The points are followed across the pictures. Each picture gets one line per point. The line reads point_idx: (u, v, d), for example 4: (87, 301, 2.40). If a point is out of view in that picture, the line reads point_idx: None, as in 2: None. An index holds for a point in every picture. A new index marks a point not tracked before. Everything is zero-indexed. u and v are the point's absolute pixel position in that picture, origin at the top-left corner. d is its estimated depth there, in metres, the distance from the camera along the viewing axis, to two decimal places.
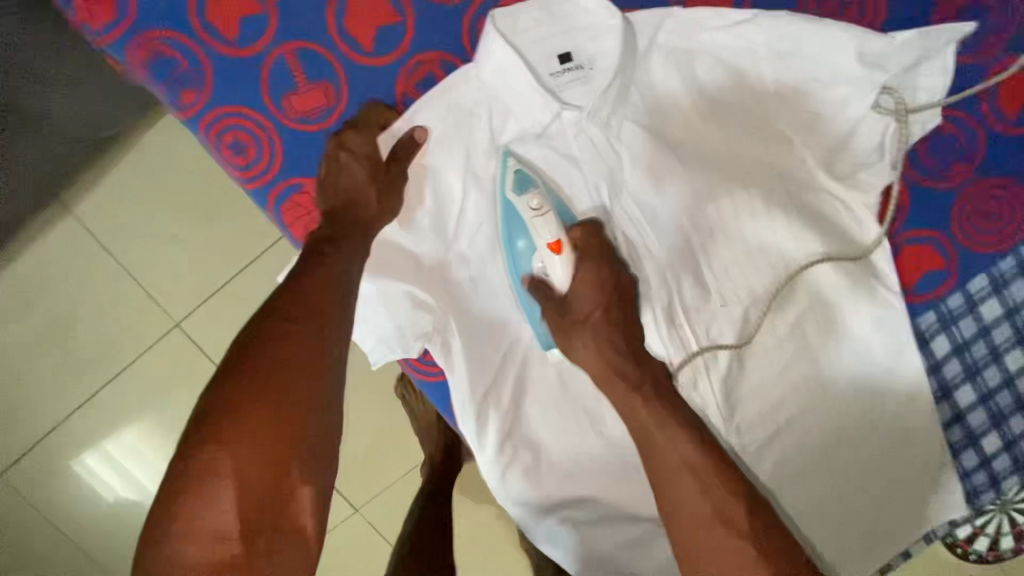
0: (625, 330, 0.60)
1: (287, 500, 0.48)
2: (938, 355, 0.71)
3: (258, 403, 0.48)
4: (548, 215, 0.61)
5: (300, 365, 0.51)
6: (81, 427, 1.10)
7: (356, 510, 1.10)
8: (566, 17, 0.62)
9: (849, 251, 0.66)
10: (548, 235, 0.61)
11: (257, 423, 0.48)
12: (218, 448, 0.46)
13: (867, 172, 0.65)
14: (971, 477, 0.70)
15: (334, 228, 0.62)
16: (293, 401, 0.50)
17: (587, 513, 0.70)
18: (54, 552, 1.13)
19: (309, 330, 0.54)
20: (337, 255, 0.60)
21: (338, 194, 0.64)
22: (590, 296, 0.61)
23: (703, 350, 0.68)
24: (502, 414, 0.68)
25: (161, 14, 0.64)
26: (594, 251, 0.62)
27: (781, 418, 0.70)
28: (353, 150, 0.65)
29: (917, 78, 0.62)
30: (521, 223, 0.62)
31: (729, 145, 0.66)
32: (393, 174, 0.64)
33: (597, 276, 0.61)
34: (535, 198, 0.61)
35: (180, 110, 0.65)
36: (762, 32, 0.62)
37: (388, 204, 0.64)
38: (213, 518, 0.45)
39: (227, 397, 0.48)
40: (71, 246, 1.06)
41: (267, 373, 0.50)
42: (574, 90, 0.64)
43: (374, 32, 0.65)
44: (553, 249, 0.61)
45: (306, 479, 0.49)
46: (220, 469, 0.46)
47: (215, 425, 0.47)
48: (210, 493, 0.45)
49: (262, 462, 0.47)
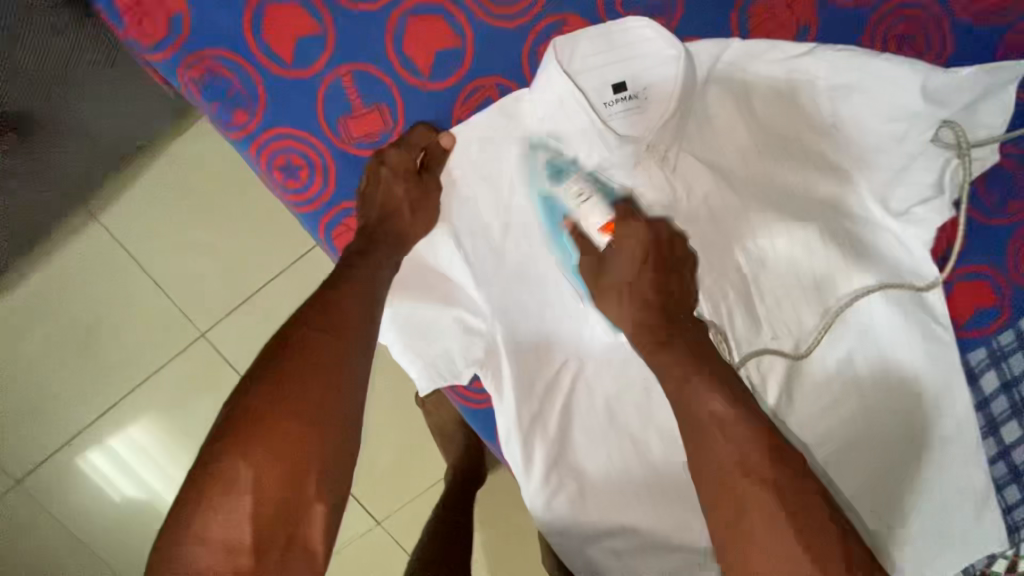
0: (661, 303, 0.57)
1: (300, 515, 0.47)
2: (986, 390, 0.69)
3: (284, 409, 0.48)
4: (591, 199, 0.61)
5: (325, 376, 0.51)
6: (102, 431, 1.07)
7: (378, 522, 1.08)
8: (624, 45, 0.61)
9: (914, 279, 0.63)
10: (598, 217, 0.60)
11: (283, 435, 0.47)
12: (240, 458, 0.46)
13: (924, 207, 0.61)
14: (1012, 512, 0.68)
15: (367, 241, 0.63)
16: (313, 406, 0.49)
17: (630, 542, 0.68)
18: (69, 561, 1.09)
19: (333, 342, 0.53)
20: (366, 269, 0.60)
21: (377, 208, 0.65)
22: (629, 271, 0.58)
23: (745, 360, 0.68)
24: (549, 442, 0.67)
25: (219, 35, 0.67)
26: (637, 227, 0.58)
27: (836, 446, 0.66)
28: (392, 165, 0.66)
29: (977, 114, 0.62)
30: (562, 210, 0.64)
31: (787, 175, 0.65)
32: (429, 187, 0.65)
33: (642, 251, 0.58)
34: (578, 186, 0.62)
35: (232, 129, 0.68)
36: (823, 65, 0.62)
37: (421, 218, 0.65)
38: (229, 527, 0.45)
39: (251, 401, 0.48)
40: (102, 253, 1.05)
41: (292, 381, 0.50)
42: (627, 119, 0.63)
43: (433, 57, 0.67)
44: (604, 232, 0.60)
45: (323, 494, 0.48)
46: (241, 480, 0.46)
47: (239, 432, 0.47)
48: (228, 501, 0.45)
49: (280, 476, 0.47)
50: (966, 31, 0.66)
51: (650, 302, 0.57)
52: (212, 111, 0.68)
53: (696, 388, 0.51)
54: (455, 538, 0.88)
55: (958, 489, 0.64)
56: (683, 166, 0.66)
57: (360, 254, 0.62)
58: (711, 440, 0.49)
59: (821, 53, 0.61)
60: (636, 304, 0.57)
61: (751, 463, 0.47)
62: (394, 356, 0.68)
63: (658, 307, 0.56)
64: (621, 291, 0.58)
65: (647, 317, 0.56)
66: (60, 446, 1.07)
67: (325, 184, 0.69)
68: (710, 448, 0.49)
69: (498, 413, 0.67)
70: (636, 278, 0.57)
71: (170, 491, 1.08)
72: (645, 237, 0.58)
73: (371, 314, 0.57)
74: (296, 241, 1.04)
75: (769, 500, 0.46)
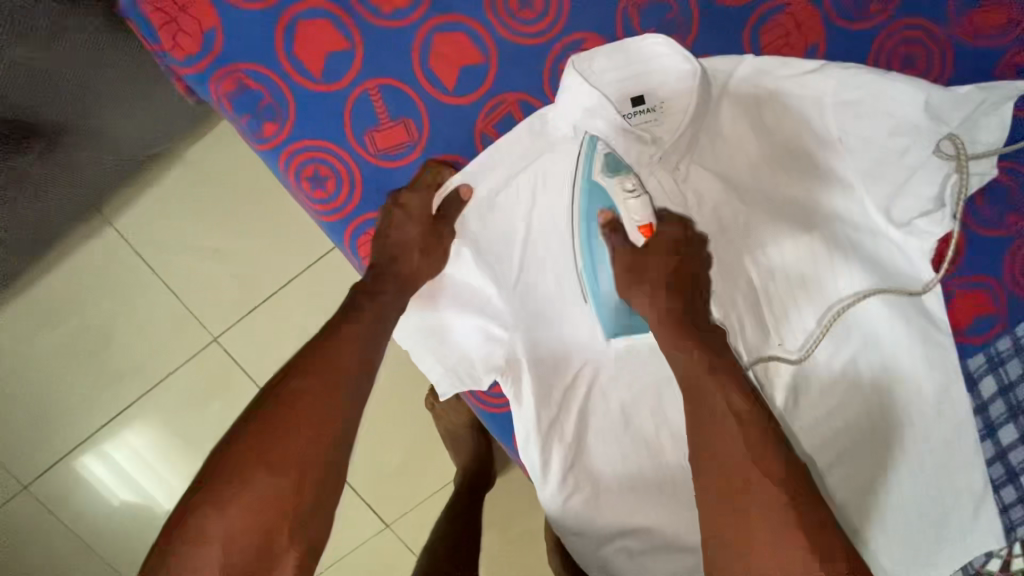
0: (687, 299, 0.63)
1: (267, 569, 0.51)
2: (984, 395, 0.72)
3: (273, 457, 0.53)
4: (641, 198, 0.60)
5: (308, 435, 0.55)
6: (114, 435, 1.08)
7: (387, 524, 1.10)
8: (640, 60, 0.62)
9: (910, 284, 0.67)
10: (639, 216, 0.61)
11: (258, 487, 0.52)
12: (215, 512, 0.50)
13: (924, 219, 0.64)
14: (1008, 511, 0.72)
15: (377, 277, 0.67)
16: (304, 453, 0.54)
17: (644, 542, 0.70)
18: (78, 563, 1.10)
19: (325, 403, 0.57)
20: (377, 305, 0.65)
21: (392, 248, 0.68)
22: (666, 266, 0.63)
23: (753, 363, 0.69)
24: (567, 447, 0.70)
25: (250, 50, 0.70)
26: (671, 230, 0.64)
27: (838, 450, 0.69)
28: (409, 209, 0.69)
29: (976, 129, 0.64)
30: (607, 201, 0.63)
31: (798, 189, 0.67)
32: (440, 233, 0.67)
33: (673, 251, 0.63)
34: (630, 180, 0.60)
35: (261, 140, 0.71)
36: (831, 81, 0.64)
37: (429, 261, 0.68)
38: (206, 561, 0.49)
39: (246, 443, 0.53)
40: (116, 258, 1.06)
41: (273, 437, 0.53)
42: (644, 131, 0.64)
43: (457, 73, 0.71)
44: (642, 231, 0.62)
45: (296, 544, 0.53)
46: (217, 522, 0.50)
47: (220, 487, 0.51)
48: (199, 553, 0.49)
49: (254, 525, 0.51)
50: (966, 51, 0.69)
51: (681, 299, 0.63)
52: (242, 123, 0.71)
53: (719, 388, 0.58)
54: (464, 539, 0.89)
55: (957, 488, 0.69)
56: (694, 178, 0.68)
57: (369, 297, 0.65)
58: (730, 445, 0.55)
59: (829, 70, 0.63)
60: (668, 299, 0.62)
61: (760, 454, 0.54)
62: (412, 357, 0.72)
63: (686, 298, 0.63)
64: (657, 286, 0.62)
65: (675, 313, 0.62)
66: (68, 451, 1.08)
67: (351, 193, 0.72)
68: (726, 448, 0.55)
69: (516, 418, 0.69)
70: (672, 275, 0.63)
71: (166, 495, 1.09)
72: (678, 235, 0.64)
73: (365, 372, 0.60)
74: (310, 247, 1.05)
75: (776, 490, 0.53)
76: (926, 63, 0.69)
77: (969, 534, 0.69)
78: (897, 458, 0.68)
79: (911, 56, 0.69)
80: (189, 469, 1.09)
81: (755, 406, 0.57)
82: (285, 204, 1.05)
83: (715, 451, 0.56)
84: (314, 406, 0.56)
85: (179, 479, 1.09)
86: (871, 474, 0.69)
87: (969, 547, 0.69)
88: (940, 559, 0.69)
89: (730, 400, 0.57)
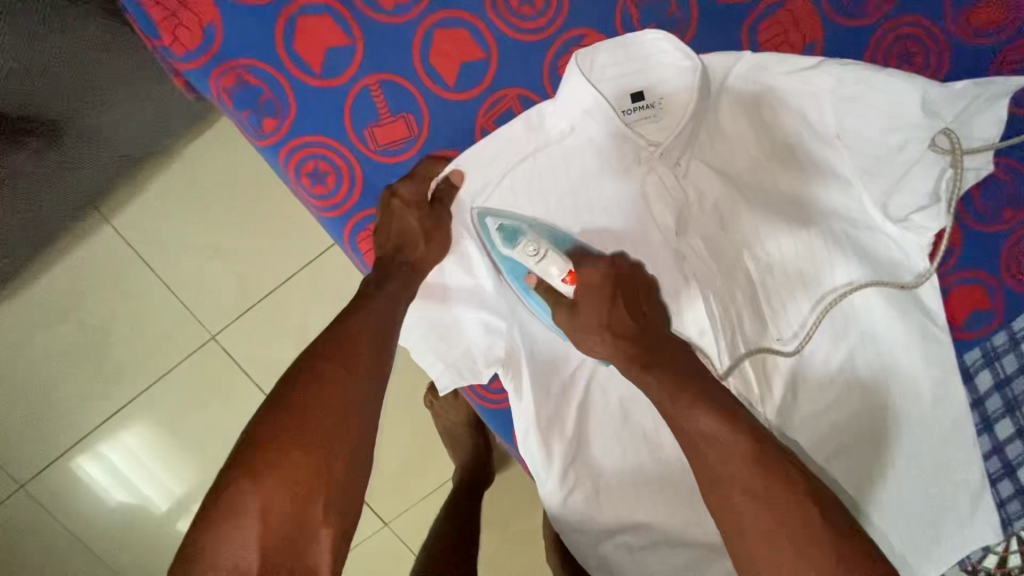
0: (636, 330, 0.61)
1: (303, 549, 0.49)
2: (981, 389, 0.73)
3: (298, 434, 0.51)
4: (548, 254, 0.63)
5: (329, 411, 0.53)
6: (111, 433, 1.08)
7: (385, 522, 1.10)
8: (640, 57, 0.63)
9: (906, 276, 0.67)
10: (559, 269, 0.63)
11: (288, 464, 0.50)
12: (247, 487, 0.48)
13: (921, 214, 0.65)
14: (1006, 505, 0.73)
15: (383, 271, 0.66)
16: (328, 428, 0.52)
17: (644, 538, 0.70)
18: (75, 563, 1.09)
19: (341, 382, 0.55)
20: (386, 296, 0.64)
21: (392, 238, 0.68)
22: (602, 309, 0.62)
23: (749, 353, 0.70)
24: (567, 442, 0.70)
25: (250, 45, 0.70)
26: (599, 273, 0.63)
27: (833, 446, 0.69)
28: (405, 198, 0.68)
29: (970, 126, 0.65)
30: (522, 267, 0.65)
31: (798, 184, 0.67)
32: (440, 215, 0.67)
33: (605, 293, 0.62)
34: (531, 244, 0.63)
35: (262, 135, 0.71)
36: (830, 79, 0.63)
37: (434, 247, 0.67)
38: (236, 545, 0.47)
39: (271, 423, 0.51)
40: (114, 255, 1.05)
41: (297, 413, 0.52)
42: (645, 126, 0.66)
43: (457, 68, 0.71)
44: (569, 282, 0.63)
45: (330, 520, 0.51)
46: (248, 501, 0.48)
47: (250, 461, 0.49)
48: (230, 537, 0.47)
49: (285, 503, 0.49)
50: (962, 49, 0.69)
51: (628, 334, 0.61)
52: (242, 118, 0.71)
53: (688, 410, 0.56)
54: (463, 538, 0.88)
55: (956, 482, 0.69)
56: (694, 174, 0.70)
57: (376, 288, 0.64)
58: (709, 453, 0.54)
59: (827, 67, 0.62)
60: (616, 339, 0.61)
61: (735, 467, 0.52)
62: (414, 357, 0.71)
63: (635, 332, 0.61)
64: (601, 330, 0.62)
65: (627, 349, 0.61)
66: (64, 451, 1.08)
67: (352, 189, 0.72)
68: (705, 461, 0.54)
69: (516, 412, 0.70)
70: (611, 316, 0.61)
71: (163, 494, 1.09)
72: (606, 268, 0.63)
73: (381, 355, 0.59)
74: (308, 246, 1.05)
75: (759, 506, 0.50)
76: (923, 60, 0.70)
77: (967, 529, 0.69)
78: (891, 451, 0.68)
79: (909, 54, 0.70)
80: (185, 469, 1.09)
81: (732, 424, 0.54)
82: (283, 202, 1.05)
83: (698, 461, 0.54)
84: (330, 385, 0.55)
85: (174, 479, 1.09)
86: (869, 468, 0.68)
87: (966, 541, 0.70)
88: (937, 553, 0.70)
89: (700, 423, 0.55)
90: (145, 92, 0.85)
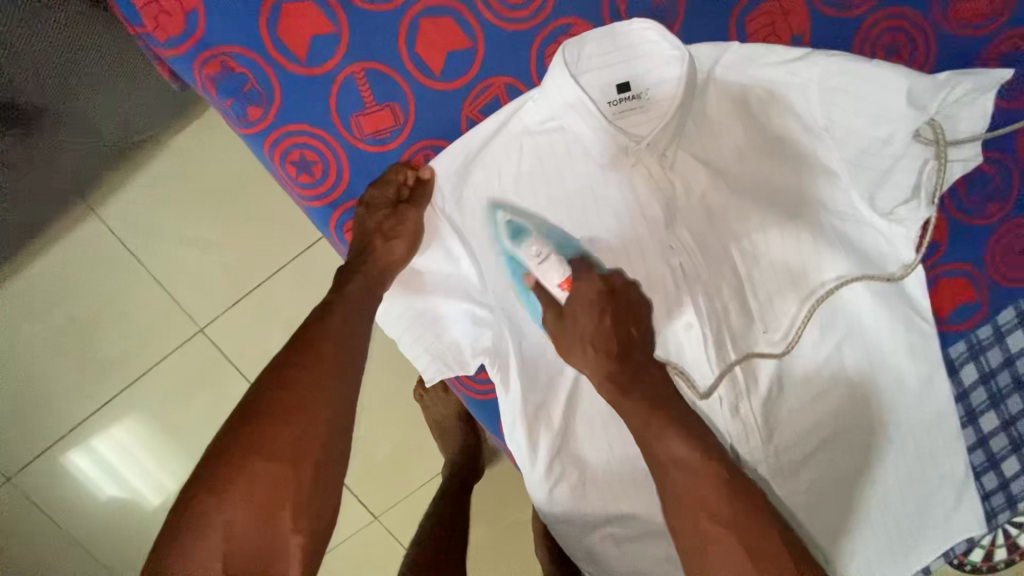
0: (619, 350, 0.57)
1: (274, 554, 0.52)
2: (966, 382, 0.73)
3: (260, 449, 0.53)
4: (550, 258, 0.59)
5: (298, 418, 0.55)
6: (98, 425, 1.07)
7: (375, 516, 1.10)
8: (628, 46, 0.63)
9: (883, 273, 0.67)
10: (556, 275, 0.59)
11: (254, 474, 0.53)
12: (208, 498, 0.51)
13: (904, 208, 0.64)
14: (989, 498, 0.74)
15: (349, 273, 0.67)
16: (293, 439, 0.55)
17: (630, 528, 0.71)
18: (61, 557, 1.09)
19: (311, 387, 0.57)
20: (359, 282, 0.66)
21: (360, 239, 0.70)
22: (588, 325, 0.57)
23: (739, 359, 0.67)
24: (553, 433, 0.70)
25: (234, 32, 0.69)
26: (592, 285, 0.58)
27: (814, 442, 0.69)
28: (371, 204, 0.70)
29: (958, 114, 0.64)
30: (520, 267, 0.65)
31: (782, 177, 0.67)
32: (403, 215, 0.67)
33: (602, 304, 0.57)
34: (534, 247, 0.60)
35: (246, 124, 0.71)
36: (816, 70, 0.63)
37: (397, 246, 0.68)
38: (200, 553, 0.50)
39: (238, 437, 0.54)
40: (99, 247, 1.05)
41: (265, 424, 0.54)
42: (631, 117, 0.66)
43: (445, 56, 0.71)
44: (564, 288, 0.59)
45: (300, 528, 0.54)
46: (211, 515, 0.50)
47: (213, 477, 0.52)
48: (198, 545, 0.50)
49: (252, 514, 0.52)
50: (949, 41, 0.69)
51: (608, 353, 0.57)
52: (226, 107, 0.70)
53: (661, 436, 0.55)
54: (453, 527, 0.89)
55: (941, 472, 0.69)
56: (681, 165, 0.69)
57: (337, 292, 0.66)
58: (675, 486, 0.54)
59: (814, 58, 0.63)
60: (599, 355, 0.57)
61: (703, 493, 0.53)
62: (400, 347, 0.71)
63: (618, 354, 0.57)
64: (583, 344, 0.57)
65: (607, 367, 0.57)
66: (49, 445, 1.07)
67: (338, 176, 0.72)
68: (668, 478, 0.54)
69: (503, 404, 0.69)
70: (596, 332, 0.57)
71: (150, 487, 1.08)
72: (604, 288, 0.58)
73: (351, 354, 0.61)
74: (298, 237, 1.05)
75: (727, 537, 0.52)
76: (911, 53, 0.70)
77: (952, 521, 0.70)
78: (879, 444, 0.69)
79: (896, 45, 0.70)
80: (174, 462, 1.08)
81: (689, 442, 0.54)
82: (273, 194, 1.04)
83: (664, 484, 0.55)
84: (301, 391, 0.57)
85: (162, 474, 1.08)
86: (850, 462, 0.69)
87: (949, 536, 0.70)
88: (919, 546, 0.70)
89: (670, 448, 0.55)
90: (140, 80, 0.85)
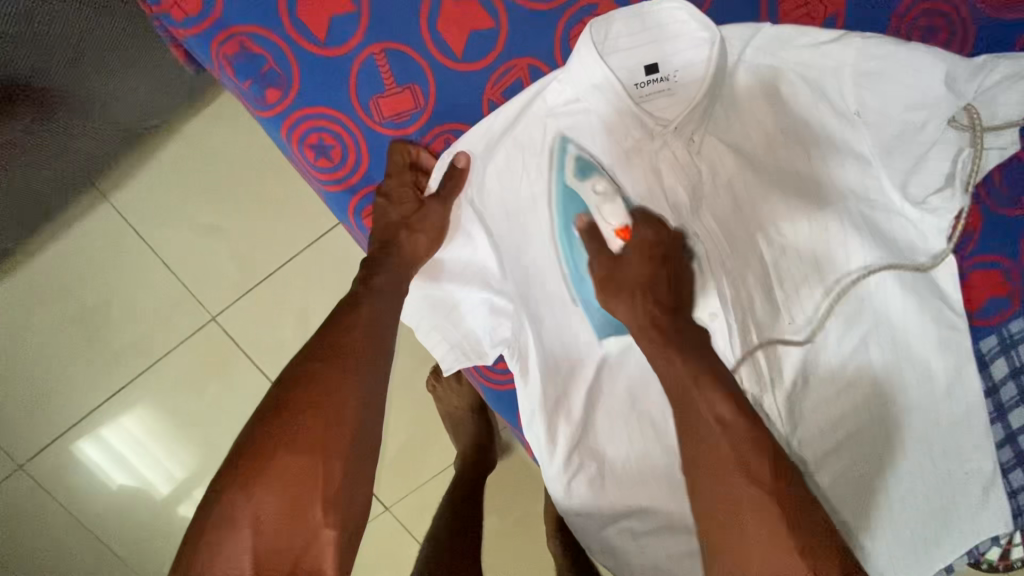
0: (666, 301, 0.62)
1: (305, 548, 0.51)
2: (996, 376, 0.70)
3: (285, 446, 0.52)
4: (613, 200, 0.66)
5: (325, 410, 0.54)
6: (109, 414, 1.06)
7: (387, 507, 1.09)
8: (657, 27, 0.61)
9: (909, 261, 0.64)
10: (615, 220, 0.65)
11: (282, 466, 0.51)
12: (240, 491, 0.50)
13: (938, 197, 0.62)
14: (1017, 496, 0.69)
15: (371, 265, 0.66)
16: (320, 431, 0.53)
17: (648, 523, 0.69)
18: (72, 545, 1.09)
19: (339, 380, 0.56)
20: (385, 277, 0.65)
21: (379, 230, 0.68)
22: (642, 273, 0.63)
23: (763, 344, 0.66)
24: (573, 425, 0.69)
25: (252, 11, 0.68)
26: (650, 233, 0.64)
27: (839, 437, 0.67)
28: (390, 194, 0.69)
29: (994, 99, 0.60)
30: (581, 205, 0.67)
31: (809, 162, 0.65)
32: (428, 209, 0.66)
33: (653, 254, 0.63)
34: (602, 183, 0.66)
35: (265, 107, 0.70)
36: (852, 52, 0.61)
37: (421, 239, 0.67)
38: (230, 548, 0.48)
39: (267, 431, 0.53)
40: (111, 233, 1.04)
41: (288, 419, 0.53)
42: (656, 101, 0.65)
43: (466, 37, 0.69)
44: (619, 236, 0.65)
45: (331, 522, 0.52)
46: (238, 510, 0.49)
47: (242, 470, 0.51)
48: (228, 537, 0.48)
49: (279, 509, 0.51)
50: (989, 23, 0.67)
51: (656, 301, 0.62)
52: (245, 88, 0.69)
53: (706, 395, 0.55)
54: (467, 517, 0.88)
55: (967, 470, 0.67)
56: (706, 150, 0.67)
57: (363, 283, 0.64)
58: (715, 447, 0.54)
59: (850, 39, 0.60)
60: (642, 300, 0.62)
61: (745, 455, 0.52)
62: (418, 336, 0.70)
63: (665, 304, 0.62)
64: (635, 290, 0.63)
65: (650, 314, 0.62)
66: (61, 433, 1.06)
67: (358, 160, 0.71)
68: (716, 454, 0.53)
69: (523, 395, 0.69)
70: (648, 279, 0.63)
71: (159, 477, 1.08)
72: (654, 239, 0.64)
73: (377, 344, 0.60)
74: (311, 224, 1.03)
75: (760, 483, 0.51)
76: (948, 36, 0.68)
77: (979, 518, 0.67)
78: (898, 443, 0.67)
79: (932, 29, 0.68)
80: (186, 451, 1.08)
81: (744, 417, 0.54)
82: (285, 180, 1.03)
83: (700, 447, 0.55)
84: (326, 384, 0.56)
85: (172, 463, 1.08)
86: (874, 460, 0.67)
87: (979, 530, 0.67)
88: (942, 544, 0.68)
89: (715, 407, 0.55)
90: (155, 59, 0.84)
